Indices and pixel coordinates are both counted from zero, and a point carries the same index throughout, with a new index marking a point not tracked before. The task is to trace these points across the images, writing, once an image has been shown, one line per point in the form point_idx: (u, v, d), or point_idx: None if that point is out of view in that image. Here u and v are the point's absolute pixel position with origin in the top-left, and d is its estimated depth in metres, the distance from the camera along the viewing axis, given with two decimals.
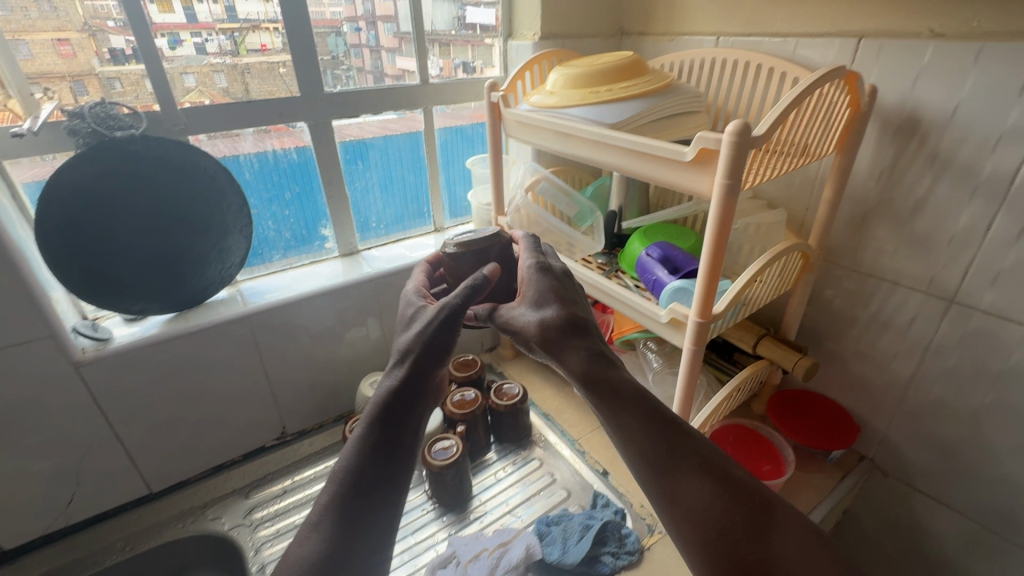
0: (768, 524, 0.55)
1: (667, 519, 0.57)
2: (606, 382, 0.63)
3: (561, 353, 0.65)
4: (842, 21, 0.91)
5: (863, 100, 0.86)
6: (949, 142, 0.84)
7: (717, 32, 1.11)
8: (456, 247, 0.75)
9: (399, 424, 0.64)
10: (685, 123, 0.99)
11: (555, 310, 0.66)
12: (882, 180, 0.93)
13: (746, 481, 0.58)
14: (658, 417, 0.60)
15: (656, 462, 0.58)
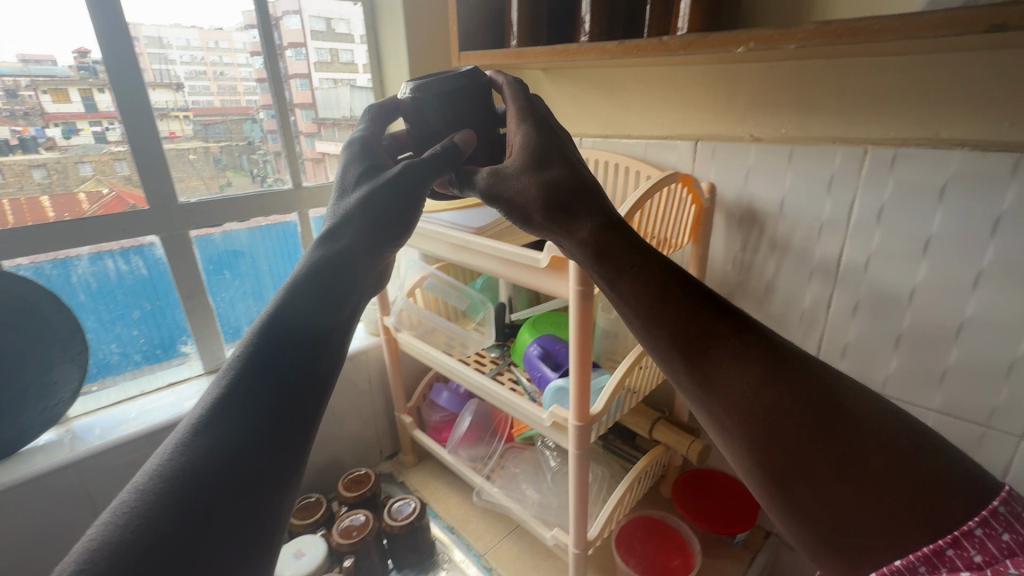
0: (846, 413, 0.44)
1: (710, 405, 0.48)
2: (624, 250, 0.52)
3: (566, 227, 0.55)
4: (681, 126, 1.01)
5: (704, 195, 0.92)
6: (783, 231, 0.92)
7: (579, 133, 1.19)
8: (416, 92, 0.60)
9: (346, 290, 0.53)
10: None
11: (557, 169, 0.56)
12: (736, 264, 1.00)
13: (808, 361, 0.47)
14: (689, 293, 0.50)
15: (692, 342, 0.48)
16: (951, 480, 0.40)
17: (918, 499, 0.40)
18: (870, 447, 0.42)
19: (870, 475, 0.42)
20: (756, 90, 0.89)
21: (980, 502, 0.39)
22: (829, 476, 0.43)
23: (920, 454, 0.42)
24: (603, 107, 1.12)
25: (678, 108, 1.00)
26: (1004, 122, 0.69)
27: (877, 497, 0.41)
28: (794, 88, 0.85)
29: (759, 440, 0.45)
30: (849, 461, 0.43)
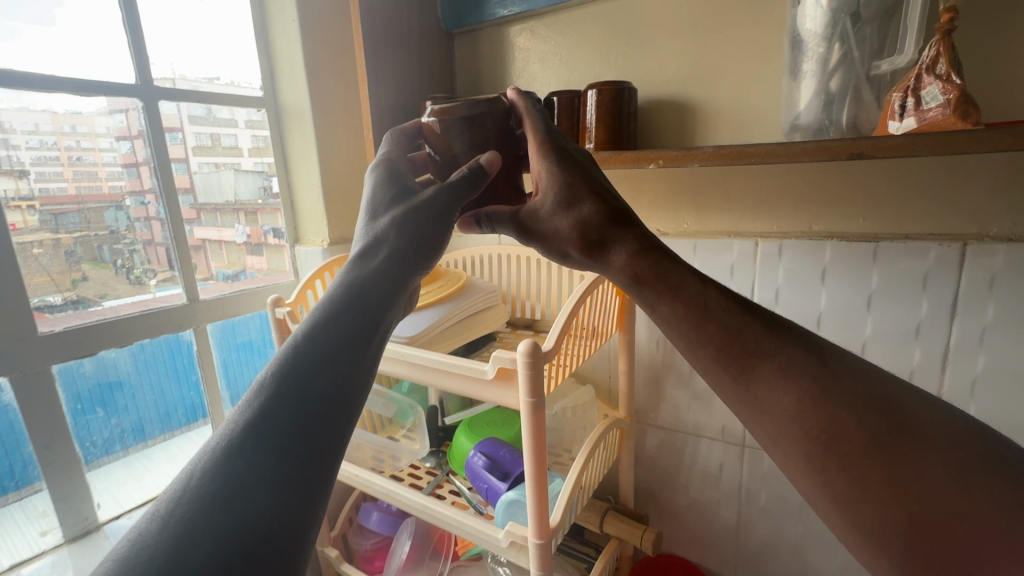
0: (906, 427, 0.47)
1: (765, 421, 0.53)
2: (662, 276, 0.59)
3: (603, 258, 0.62)
4: None
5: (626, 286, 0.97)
6: None
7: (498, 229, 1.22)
8: (437, 114, 0.62)
9: (381, 299, 0.55)
10: (483, 320, 1.03)
11: (589, 203, 0.61)
12: (660, 347, 1.05)
13: (863, 375, 0.51)
14: (731, 309, 0.56)
15: (739, 362, 0.54)
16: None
17: (996, 515, 0.42)
18: (933, 460, 0.45)
19: (939, 490, 0.44)
20: (659, 191, 0.99)
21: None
22: (897, 492, 0.46)
23: (989, 465, 0.44)
24: None
25: None
26: (859, 217, 0.82)
27: (949, 510, 0.44)
28: (690, 190, 0.95)
29: (820, 458, 0.49)
30: (916, 476, 0.45)
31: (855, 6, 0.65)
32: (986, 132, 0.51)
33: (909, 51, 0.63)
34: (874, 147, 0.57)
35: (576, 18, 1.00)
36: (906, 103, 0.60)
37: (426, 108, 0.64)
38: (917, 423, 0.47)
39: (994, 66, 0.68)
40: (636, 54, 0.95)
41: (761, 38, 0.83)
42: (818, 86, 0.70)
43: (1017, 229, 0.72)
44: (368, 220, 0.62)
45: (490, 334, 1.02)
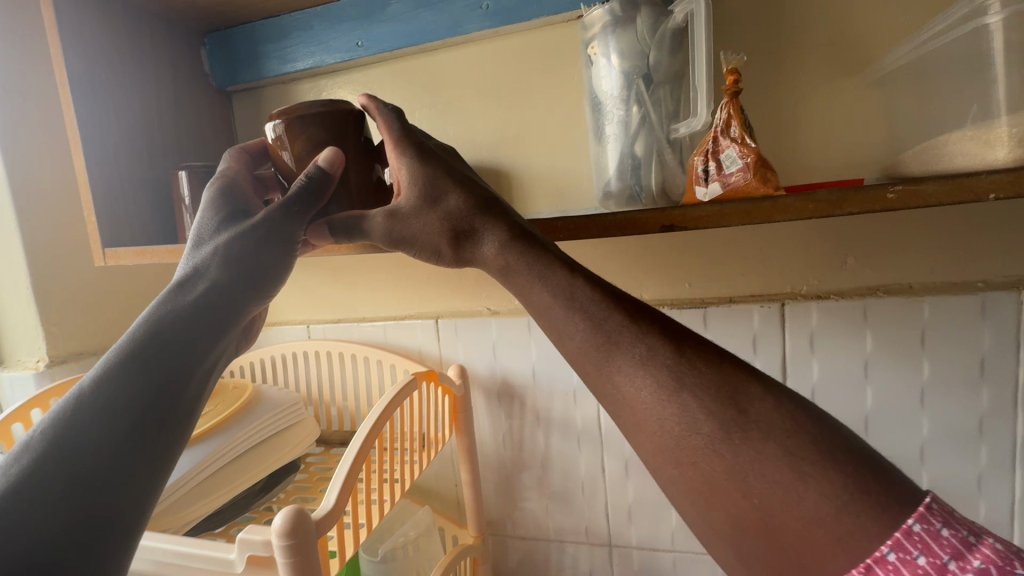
0: (751, 415, 0.40)
1: (626, 418, 0.44)
2: (532, 264, 0.48)
3: (473, 255, 0.50)
4: (419, 303, 0.92)
5: (455, 383, 0.82)
6: (542, 401, 0.87)
7: (306, 319, 0.99)
8: (278, 118, 0.53)
9: (223, 303, 0.51)
10: (257, 458, 0.75)
11: (456, 194, 0.51)
12: (507, 443, 0.90)
13: (731, 365, 0.43)
14: (593, 299, 0.46)
15: (596, 356, 0.45)
16: (865, 478, 0.37)
17: (829, 507, 0.36)
18: (777, 454, 0.38)
19: (778, 484, 0.38)
20: None
21: (900, 501, 0.36)
22: (737, 484, 0.39)
23: (829, 452, 0.38)
24: (331, 290, 0.97)
25: (414, 284, 0.91)
26: (685, 282, 0.77)
27: (788, 505, 0.37)
28: None
29: (673, 455, 0.41)
30: (756, 466, 0.38)
31: (645, 68, 0.61)
32: (788, 198, 0.46)
33: (703, 113, 0.57)
34: (685, 217, 0.50)
35: (372, 76, 0.88)
36: (708, 167, 0.55)
37: (268, 121, 0.54)
38: (769, 411, 0.40)
39: (776, 131, 0.69)
40: (441, 115, 0.84)
41: (568, 101, 0.78)
42: (624, 150, 0.63)
43: (824, 285, 0.72)
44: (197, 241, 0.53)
45: (263, 476, 0.75)
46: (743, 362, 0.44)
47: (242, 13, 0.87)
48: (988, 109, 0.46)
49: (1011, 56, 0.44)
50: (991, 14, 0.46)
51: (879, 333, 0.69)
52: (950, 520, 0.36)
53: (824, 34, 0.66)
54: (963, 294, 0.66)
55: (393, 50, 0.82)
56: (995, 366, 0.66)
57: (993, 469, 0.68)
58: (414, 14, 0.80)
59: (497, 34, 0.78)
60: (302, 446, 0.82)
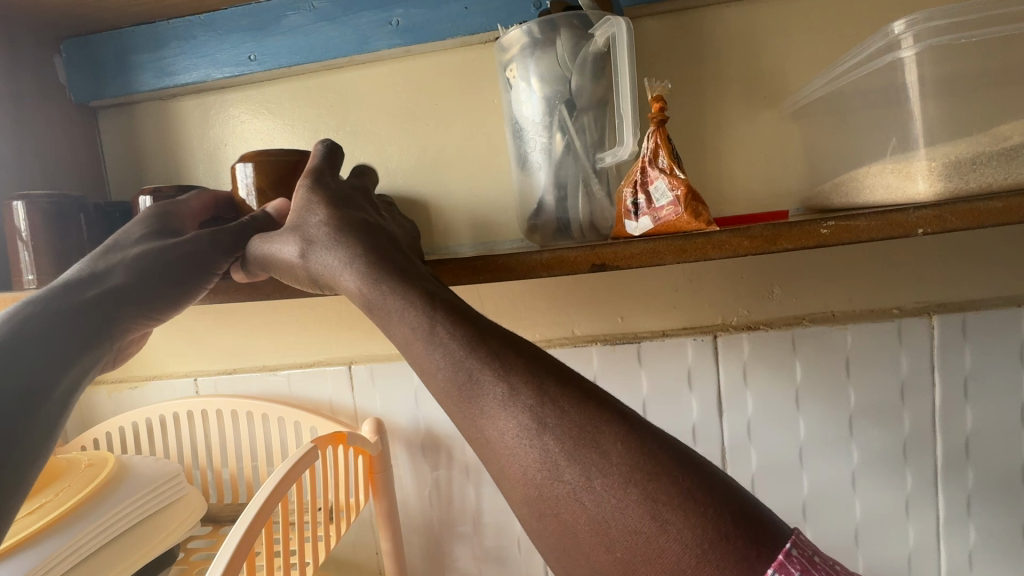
0: (614, 459, 0.35)
1: (487, 463, 0.39)
2: (397, 292, 0.44)
3: (333, 273, 0.47)
4: (329, 347, 0.81)
5: (370, 441, 0.71)
6: (471, 451, 0.79)
7: (193, 371, 0.85)
8: (252, 159, 0.58)
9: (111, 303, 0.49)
10: (107, 560, 0.59)
11: (325, 217, 0.50)
12: (433, 501, 0.80)
13: (599, 400, 0.38)
14: (449, 329, 0.41)
15: (455, 394, 0.39)
16: (727, 523, 0.33)
17: (687, 558, 0.33)
18: (638, 503, 0.34)
19: (639, 534, 0.34)
20: None
21: (763, 547, 0.33)
22: (598, 536, 0.34)
23: (692, 496, 0.34)
24: (223, 336, 0.83)
25: (322, 327, 0.81)
26: (617, 316, 0.73)
27: (647, 556, 0.33)
28: None
29: (539, 506, 0.36)
30: (617, 516, 0.34)
31: (567, 94, 0.56)
32: (723, 234, 0.43)
33: (629, 142, 0.53)
34: (616, 255, 0.45)
35: (267, 94, 0.78)
36: (638, 199, 0.51)
37: (240, 159, 0.59)
38: (633, 451, 0.35)
39: (701, 161, 0.67)
40: (349, 138, 0.76)
41: (488, 125, 0.72)
42: (549, 180, 0.59)
43: (753, 315, 0.71)
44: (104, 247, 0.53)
45: None
46: (611, 395, 0.39)
47: (106, 17, 0.75)
48: (907, 141, 0.46)
49: (925, 90, 0.45)
50: (905, 47, 0.45)
51: (808, 363, 0.69)
52: (808, 567, 0.33)
53: (742, 65, 0.66)
54: (882, 320, 0.67)
55: (291, 66, 0.73)
56: (913, 391, 0.68)
57: (919, 494, 0.69)
58: (316, 28, 0.72)
59: (409, 53, 0.72)
60: (176, 534, 0.67)
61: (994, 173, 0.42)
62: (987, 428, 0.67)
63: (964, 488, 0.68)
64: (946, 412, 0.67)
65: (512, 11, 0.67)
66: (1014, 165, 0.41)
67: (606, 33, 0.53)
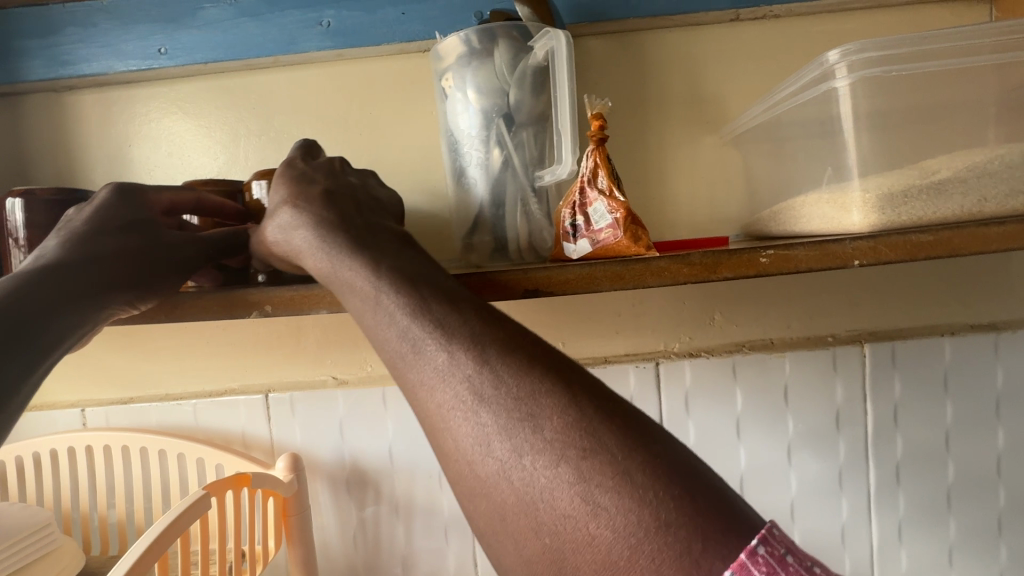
0: (550, 435, 0.32)
1: (427, 437, 0.36)
2: (342, 266, 0.40)
3: (288, 248, 0.44)
4: (243, 374, 0.73)
5: (284, 481, 0.63)
6: (401, 489, 0.72)
7: (81, 400, 0.74)
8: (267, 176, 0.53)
9: (86, 296, 0.43)
10: None
11: (286, 192, 0.45)
12: (358, 542, 0.73)
13: (550, 369, 0.34)
14: (395, 296, 0.38)
15: (397, 364, 0.37)
16: (669, 509, 0.30)
17: (619, 546, 0.29)
18: (578, 485, 0.31)
19: (570, 520, 0.31)
20: (326, 327, 0.72)
21: (711, 538, 0.29)
22: (528, 518, 0.31)
23: (631, 479, 0.31)
24: (119, 360, 0.73)
25: (237, 351, 0.73)
26: (560, 341, 0.70)
27: (579, 543, 0.30)
28: None
29: (474, 485, 0.33)
30: (548, 497, 0.31)
31: (505, 108, 0.53)
32: (662, 260, 0.41)
33: (568, 161, 0.50)
34: (550, 281, 0.41)
35: (181, 92, 0.70)
36: (576, 221, 0.48)
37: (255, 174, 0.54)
38: (577, 423, 0.32)
39: (643, 184, 0.66)
40: (273, 145, 0.70)
41: (426, 138, 0.68)
42: (485, 197, 0.55)
43: (694, 342, 0.69)
44: (81, 223, 0.45)
45: None
46: (568, 363, 0.36)
47: None
48: (842, 171, 0.46)
49: (860, 122, 0.44)
50: (839, 77, 0.44)
51: (748, 392, 0.68)
52: (776, 568, 0.29)
53: (683, 89, 0.65)
54: (817, 348, 0.68)
55: (207, 63, 0.67)
56: (848, 419, 0.68)
57: (854, 522, 0.69)
58: (237, 23, 0.66)
59: (341, 57, 0.67)
60: None
61: (925, 207, 0.42)
62: (916, 455, 0.68)
63: (895, 515, 0.69)
64: (879, 440, 0.68)
65: (451, 21, 0.64)
66: (942, 200, 0.42)
67: (545, 46, 0.51)
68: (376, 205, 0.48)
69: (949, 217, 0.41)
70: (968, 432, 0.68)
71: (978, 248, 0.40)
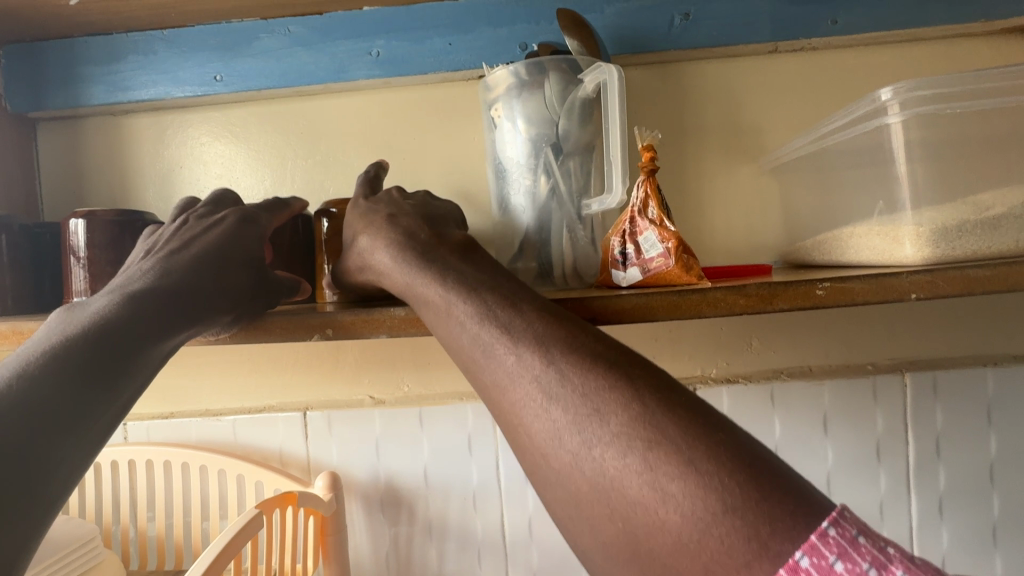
0: (615, 427, 0.32)
1: (505, 434, 0.37)
2: (416, 277, 0.43)
3: (369, 265, 0.47)
4: (281, 391, 0.74)
5: (323, 500, 0.64)
6: (435, 509, 0.72)
7: None
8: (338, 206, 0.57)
9: (205, 302, 0.44)
10: None
11: (363, 218, 0.49)
12: (390, 563, 0.73)
13: (613, 365, 0.35)
14: (464, 305, 0.40)
15: (472, 367, 0.39)
16: (738, 491, 0.29)
17: (690, 529, 0.29)
18: (647, 474, 0.30)
19: (641, 505, 0.30)
20: (365, 346, 0.73)
21: (781, 519, 0.28)
22: (602, 505, 0.31)
23: (695, 466, 0.30)
24: (160, 375, 0.74)
25: (276, 369, 0.74)
26: None
27: (652, 528, 0.30)
28: (409, 344, 0.72)
29: (550, 483, 0.34)
30: (619, 483, 0.31)
31: (554, 137, 0.55)
32: (718, 291, 0.41)
33: (617, 190, 0.51)
34: (607, 308, 0.42)
35: (232, 117, 0.73)
36: (626, 249, 0.49)
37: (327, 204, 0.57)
38: (642, 414, 0.32)
39: (683, 210, 0.67)
40: (319, 168, 0.72)
41: (468, 164, 0.70)
42: (531, 224, 0.56)
43: (732, 368, 0.69)
44: (207, 242, 0.48)
45: None
46: (632, 359, 0.36)
47: (55, 24, 0.68)
48: (893, 203, 0.46)
49: (912, 153, 0.45)
50: (891, 114, 0.45)
51: (786, 419, 0.68)
52: (848, 549, 0.27)
53: (722, 119, 0.67)
54: (857, 376, 0.67)
55: (260, 90, 0.69)
56: (889, 449, 0.67)
57: None
58: (290, 52, 0.68)
59: (387, 84, 0.70)
60: None
61: (979, 242, 0.42)
62: (959, 487, 0.67)
63: (939, 549, 0.67)
64: (920, 471, 0.67)
65: (496, 51, 0.66)
66: (997, 234, 0.42)
67: (596, 79, 0.52)
68: (445, 217, 0.50)
69: (1004, 253, 0.42)
70: (1012, 465, 0.67)
71: None
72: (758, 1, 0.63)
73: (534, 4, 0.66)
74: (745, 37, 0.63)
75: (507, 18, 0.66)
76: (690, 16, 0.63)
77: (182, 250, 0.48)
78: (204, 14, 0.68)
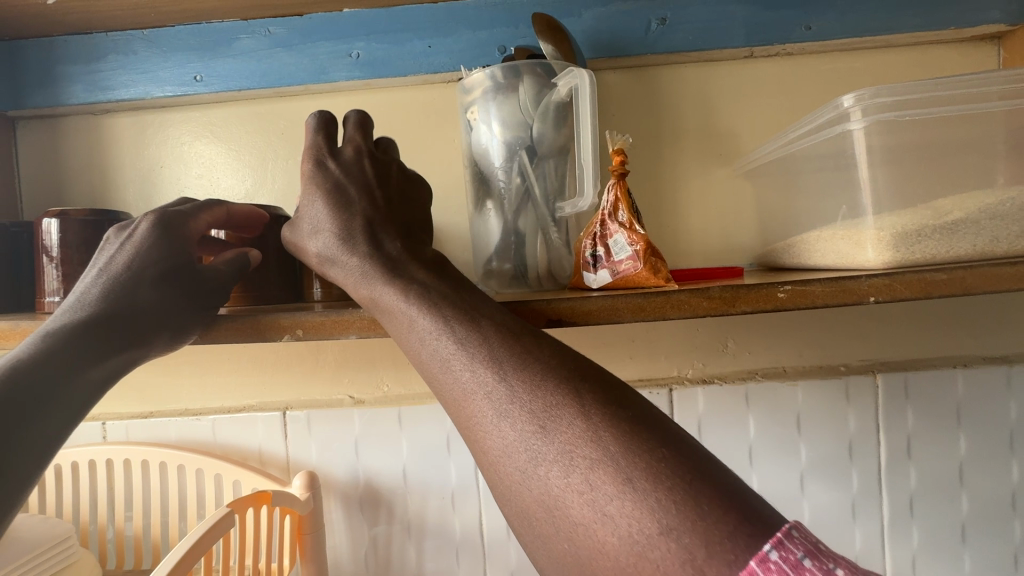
0: (560, 445, 0.33)
1: (467, 449, 0.38)
2: (378, 291, 0.43)
3: (335, 271, 0.47)
4: (261, 391, 0.74)
5: (300, 499, 0.64)
6: (414, 508, 0.73)
7: (101, 414, 0.75)
8: None
9: (136, 327, 0.45)
10: None
11: (329, 213, 0.47)
12: (370, 563, 0.73)
13: (567, 383, 0.35)
14: (423, 318, 0.40)
15: (433, 380, 0.40)
16: (676, 513, 0.29)
17: (626, 551, 0.29)
18: (590, 495, 0.31)
19: (583, 526, 0.31)
20: (345, 347, 0.73)
21: (718, 540, 0.28)
22: (551, 525, 0.32)
23: (634, 485, 0.30)
24: (140, 375, 0.74)
25: (256, 369, 0.74)
26: None
27: (593, 549, 0.31)
28: (388, 345, 0.73)
29: (505, 500, 0.35)
30: (563, 503, 0.32)
31: (528, 140, 0.55)
32: (681, 294, 0.42)
33: (589, 194, 0.52)
34: (573, 311, 0.42)
35: (213, 117, 0.73)
36: (596, 251, 0.50)
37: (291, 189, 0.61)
38: (588, 433, 0.33)
39: (660, 212, 0.68)
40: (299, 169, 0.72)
41: (447, 166, 0.71)
42: (505, 225, 0.56)
43: (708, 369, 0.70)
44: (124, 259, 0.48)
45: None
46: (587, 373, 0.36)
47: (35, 24, 0.68)
48: (856, 208, 0.47)
49: (873, 158, 0.46)
50: (854, 120, 0.46)
51: (761, 419, 0.68)
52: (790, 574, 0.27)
53: (698, 123, 0.68)
54: (829, 378, 0.68)
55: (240, 90, 0.70)
56: (861, 449, 0.68)
57: (868, 552, 0.69)
58: (270, 53, 0.69)
59: (367, 86, 0.70)
60: None
61: (938, 246, 0.43)
62: (929, 487, 0.68)
63: (909, 546, 0.68)
64: (892, 471, 0.68)
65: (475, 54, 0.67)
66: (955, 239, 0.43)
67: (569, 84, 0.52)
68: (405, 224, 0.49)
69: (961, 257, 0.43)
70: (982, 464, 0.68)
71: (992, 287, 0.41)
72: (733, 7, 0.64)
73: (513, 8, 0.66)
74: (721, 42, 0.64)
75: (487, 21, 0.67)
76: (666, 21, 0.64)
77: (105, 273, 0.47)
78: (184, 14, 0.68)
